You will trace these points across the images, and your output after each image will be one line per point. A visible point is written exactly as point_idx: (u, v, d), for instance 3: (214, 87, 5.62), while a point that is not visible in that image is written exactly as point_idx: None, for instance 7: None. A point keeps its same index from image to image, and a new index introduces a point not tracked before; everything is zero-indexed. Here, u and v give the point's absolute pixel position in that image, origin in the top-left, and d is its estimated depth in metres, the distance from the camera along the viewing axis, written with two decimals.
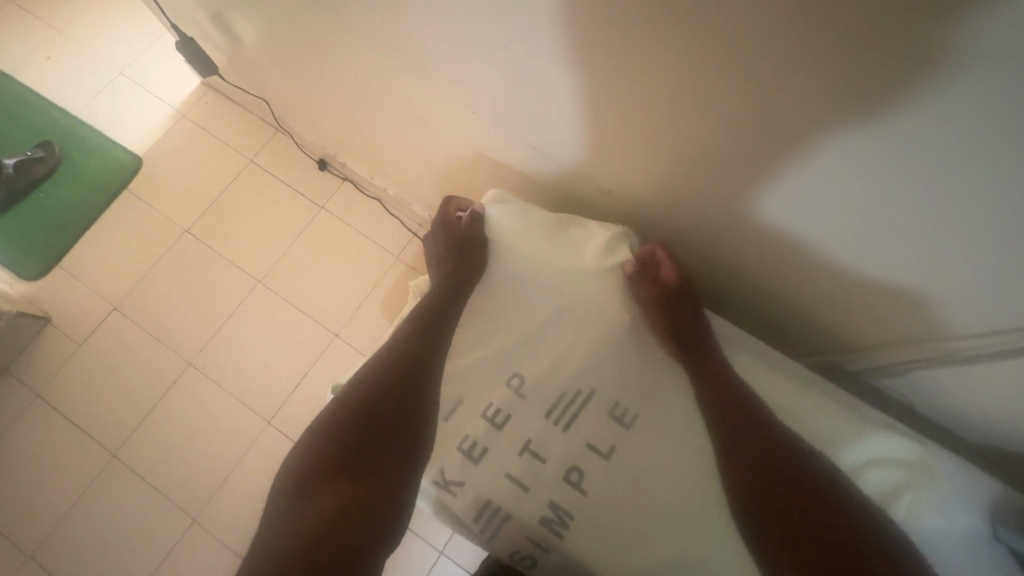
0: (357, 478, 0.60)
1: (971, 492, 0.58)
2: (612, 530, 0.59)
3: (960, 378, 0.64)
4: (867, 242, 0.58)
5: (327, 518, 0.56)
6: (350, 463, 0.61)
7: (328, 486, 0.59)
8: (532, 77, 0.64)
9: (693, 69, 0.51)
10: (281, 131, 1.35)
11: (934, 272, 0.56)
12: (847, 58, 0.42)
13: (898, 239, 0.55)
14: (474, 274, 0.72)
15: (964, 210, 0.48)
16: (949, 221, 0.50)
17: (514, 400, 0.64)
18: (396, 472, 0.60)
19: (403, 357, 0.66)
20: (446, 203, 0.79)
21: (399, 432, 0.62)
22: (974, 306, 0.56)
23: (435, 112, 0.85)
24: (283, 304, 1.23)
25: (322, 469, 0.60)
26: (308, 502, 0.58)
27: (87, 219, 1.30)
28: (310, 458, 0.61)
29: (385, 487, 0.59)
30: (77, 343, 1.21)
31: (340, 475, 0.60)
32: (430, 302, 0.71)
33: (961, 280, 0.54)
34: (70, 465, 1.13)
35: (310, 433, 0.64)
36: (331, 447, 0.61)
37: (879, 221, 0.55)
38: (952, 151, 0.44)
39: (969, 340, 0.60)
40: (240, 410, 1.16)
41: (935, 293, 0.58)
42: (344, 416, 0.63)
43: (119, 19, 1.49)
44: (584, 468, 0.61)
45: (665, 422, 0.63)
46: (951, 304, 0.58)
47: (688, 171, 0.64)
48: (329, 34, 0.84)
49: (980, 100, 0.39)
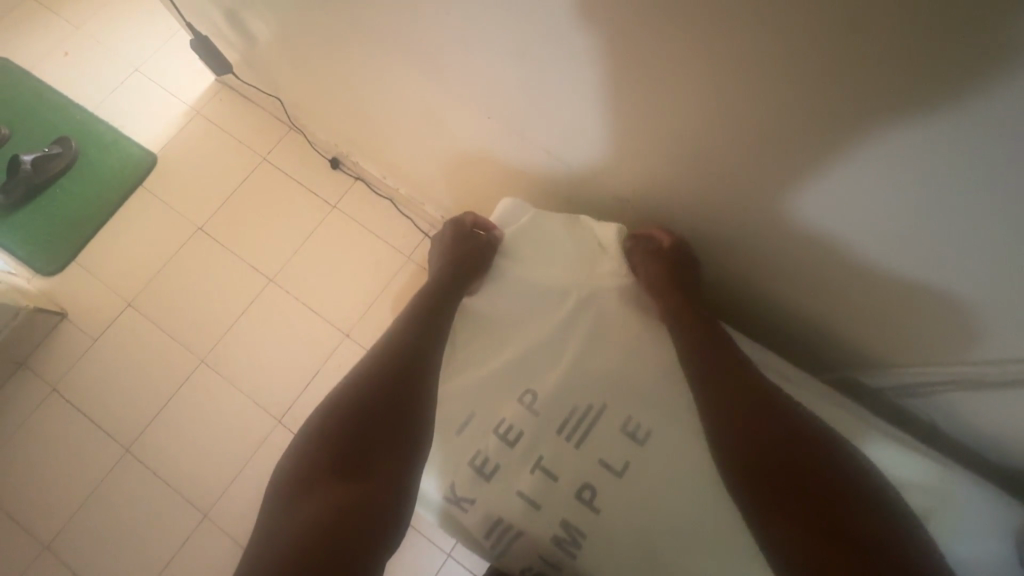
0: (352, 479, 0.57)
1: (993, 518, 0.57)
2: (625, 549, 0.57)
3: (985, 398, 0.63)
4: (894, 257, 0.56)
5: (322, 519, 0.54)
6: (346, 463, 0.58)
7: (323, 486, 0.56)
8: (547, 80, 0.63)
9: (717, 75, 0.49)
10: (295, 129, 1.35)
11: (963, 291, 0.55)
12: (879, 71, 0.41)
13: (928, 254, 0.53)
14: (476, 277, 0.74)
15: (998, 229, 0.46)
16: (982, 239, 0.48)
17: (527, 416, 0.63)
18: (394, 475, 0.58)
19: (400, 357, 0.65)
20: (465, 216, 0.79)
21: (396, 433, 0.60)
22: (1005, 325, 0.55)
23: (449, 113, 0.84)
24: (294, 302, 1.23)
25: (317, 469, 0.58)
26: (302, 504, 0.56)
27: (102, 215, 1.31)
28: (304, 460, 0.59)
29: (384, 490, 0.57)
30: (92, 339, 1.23)
31: (336, 476, 0.57)
32: (428, 307, 0.71)
33: (991, 297, 0.53)
34: (85, 460, 1.15)
35: (304, 435, 0.62)
36: (326, 448, 0.59)
37: (907, 235, 0.53)
38: (990, 171, 0.42)
39: (997, 358, 0.59)
40: (251, 407, 1.17)
41: (962, 312, 0.57)
42: (339, 416, 0.61)
43: (135, 16, 1.50)
44: (597, 486, 0.60)
45: (681, 439, 0.61)
46: (978, 322, 0.57)
47: (709, 179, 0.63)
48: (342, 33, 0.83)
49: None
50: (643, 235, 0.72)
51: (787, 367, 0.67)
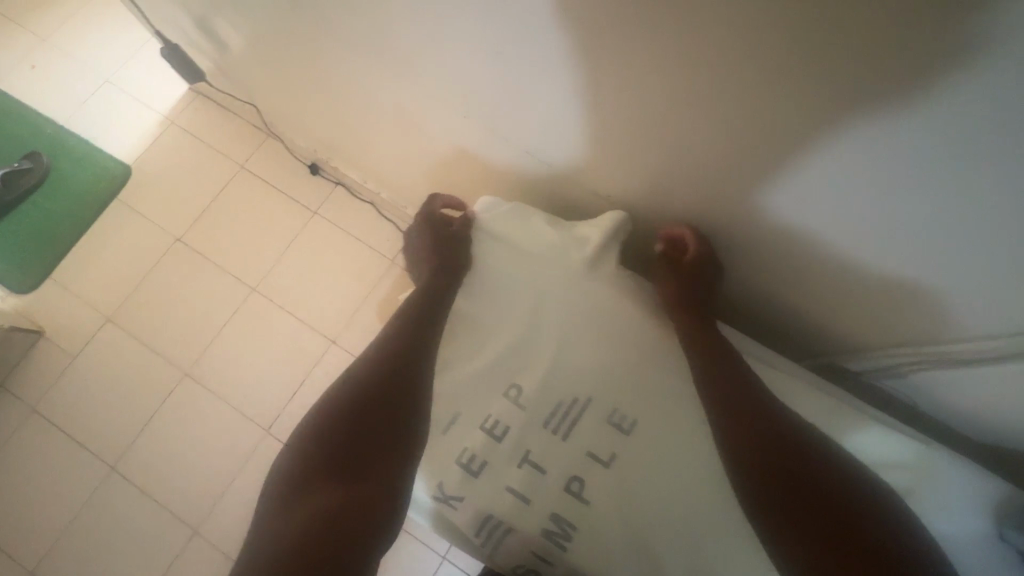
0: (347, 481, 0.57)
1: (972, 494, 0.58)
2: (615, 541, 0.58)
3: (965, 381, 0.64)
4: (871, 241, 0.57)
5: (315, 523, 0.53)
6: (341, 465, 0.58)
7: (318, 490, 0.56)
8: (521, 78, 0.63)
9: (684, 69, 0.50)
10: (272, 136, 1.33)
11: (939, 271, 0.55)
12: (837, 61, 0.42)
13: (907, 237, 0.53)
14: (461, 266, 0.74)
15: (967, 215, 0.47)
16: (962, 224, 0.48)
17: (514, 411, 0.63)
18: (388, 481, 0.58)
19: (394, 357, 0.66)
20: (433, 198, 0.81)
21: (392, 440, 0.61)
22: (986, 311, 0.55)
23: (425, 114, 0.84)
24: (278, 311, 1.22)
25: (312, 473, 0.58)
26: (296, 507, 0.55)
27: (77, 229, 1.29)
28: (299, 464, 0.59)
29: (377, 496, 0.57)
30: (71, 356, 1.20)
31: (331, 478, 0.57)
32: (421, 312, 0.70)
33: (965, 276, 0.53)
34: (69, 480, 1.13)
35: (298, 440, 0.62)
36: (319, 453, 0.59)
37: (885, 224, 0.53)
38: (955, 156, 0.43)
39: (977, 339, 0.59)
40: (238, 418, 1.15)
41: (939, 292, 0.57)
42: (334, 419, 0.61)
43: (104, 26, 1.47)
44: (585, 477, 0.60)
45: (664, 429, 0.62)
46: (960, 307, 0.57)
47: (684, 172, 0.64)
48: (315, 38, 0.83)
49: (992, 102, 0.38)
50: (667, 234, 0.72)
51: (767, 355, 0.68)
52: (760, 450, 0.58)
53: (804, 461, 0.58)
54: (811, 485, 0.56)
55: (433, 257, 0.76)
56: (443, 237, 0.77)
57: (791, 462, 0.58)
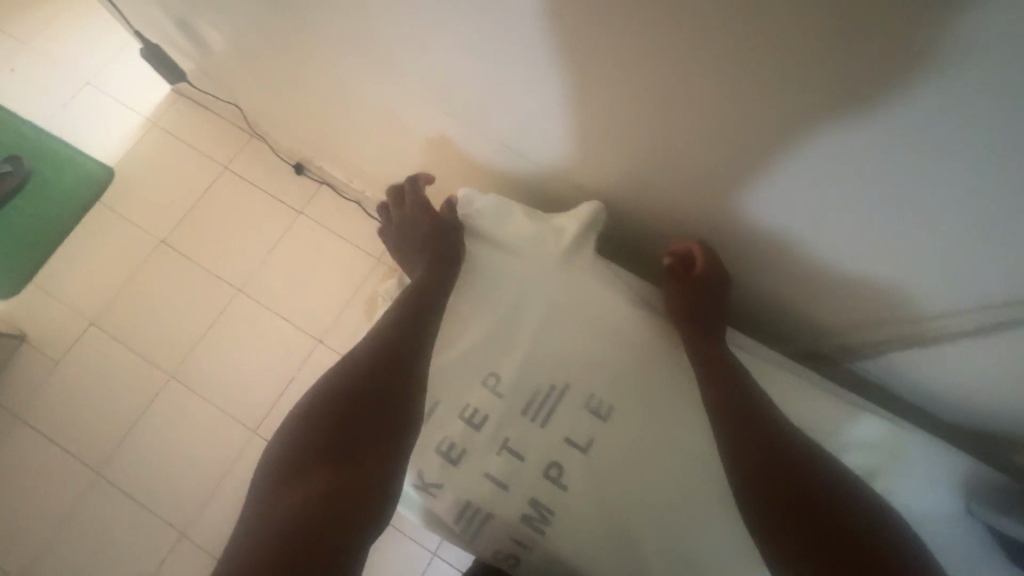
0: (336, 470, 0.54)
1: (942, 474, 0.60)
2: (593, 525, 0.58)
3: (948, 357, 0.64)
4: (853, 225, 0.56)
5: (312, 507, 0.50)
6: (330, 454, 0.55)
7: (307, 479, 0.53)
8: (495, 72, 0.64)
9: (651, 60, 0.51)
10: (255, 137, 1.33)
11: (920, 253, 0.54)
12: (794, 50, 0.43)
13: (887, 219, 0.53)
14: (455, 254, 0.72)
15: (937, 192, 0.47)
16: (942, 201, 0.47)
17: (492, 399, 0.63)
18: (380, 472, 0.55)
19: (388, 345, 0.63)
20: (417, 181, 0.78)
21: (388, 422, 0.58)
22: (967, 288, 0.55)
23: (406, 111, 0.84)
24: (264, 311, 1.22)
25: (305, 455, 0.55)
26: (289, 491, 0.52)
27: (59, 232, 1.28)
28: (290, 447, 0.56)
29: (374, 481, 0.54)
30: (54, 360, 1.19)
31: (320, 466, 0.54)
32: (411, 296, 0.68)
33: (947, 254, 0.52)
34: (53, 485, 1.11)
35: (285, 427, 0.58)
36: (307, 440, 0.56)
37: (864, 206, 0.53)
38: (917, 135, 0.44)
39: (959, 317, 0.58)
40: (224, 419, 1.15)
41: (922, 274, 0.56)
42: (326, 406, 0.58)
43: (85, 29, 1.46)
44: (563, 463, 0.60)
45: (641, 416, 0.63)
46: (945, 285, 0.56)
47: (658, 163, 0.64)
48: (294, 36, 0.83)
49: (947, 79, 0.38)
50: (673, 251, 0.70)
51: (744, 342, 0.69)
52: (747, 431, 0.58)
53: (795, 448, 0.57)
54: (808, 473, 0.55)
55: (425, 237, 0.73)
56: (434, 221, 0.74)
57: (786, 450, 0.56)
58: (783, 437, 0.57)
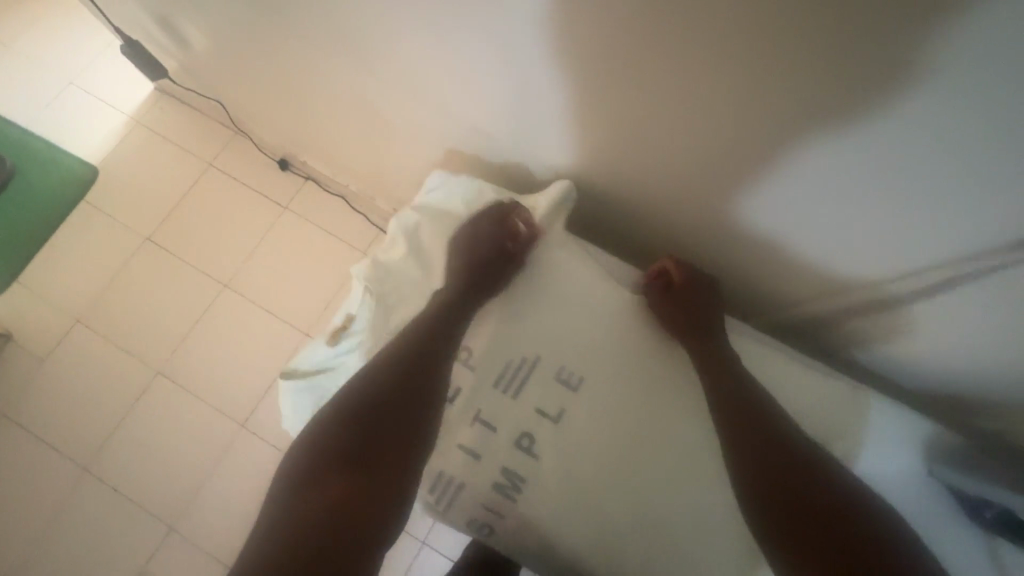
0: (354, 479, 0.57)
1: (908, 437, 0.62)
2: (562, 493, 0.60)
3: (940, 318, 0.62)
4: (839, 201, 0.56)
5: (330, 511, 0.55)
6: (350, 462, 0.58)
7: (327, 484, 0.56)
8: (466, 58, 0.65)
9: (611, 41, 0.52)
10: (239, 133, 1.33)
11: (911, 215, 0.53)
12: (743, 25, 0.44)
13: (869, 189, 0.53)
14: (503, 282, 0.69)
15: (911, 168, 0.48)
16: (913, 148, 0.47)
17: (464, 372, 0.64)
18: (394, 484, 0.58)
19: (416, 356, 0.63)
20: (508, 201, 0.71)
21: (406, 430, 0.60)
22: (955, 244, 0.53)
23: (384, 101, 0.85)
24: (250, 306, 1.22)
25: (328, 459, 0.57)
26: (310, 494, 0.55)
27: (43, 231, 1.28)
28: (315, 446, 0.58)
29: (387, 491, 0.58)
30: (39, 359, 1.19)
31: (339, 473, 0.57)
32: (445, 304, 0.67)
33: (937, 206, 0.51)
34: (40, 483, 1.11)
35: (313, 424, 0.60)
36: (331, 446, 0.58)
37: (848, 194, 0.54)
38: (888, 116, 0.45)
39: (961, 263, 0.54)
40: (212, 414, 1.15)
41: (917, 235, 0.55)
42: (352, 412, 0.60)
43: (66, 29, 1.46)
44: (535, 433, 0.62)
45: (614, 390, 0.64)
46: (939, 251, 0.55)
47: (628, 145, 0.66)
48: (270, 28, 0.83)
49: (886, 46, 0.40)
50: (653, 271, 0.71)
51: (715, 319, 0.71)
52: (731, 412, 0.60)
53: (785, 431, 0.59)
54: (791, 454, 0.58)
55: (459, 241, 0.71)
56: (501, 245, 0.70)
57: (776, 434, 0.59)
58: (771, 417, 0.60)
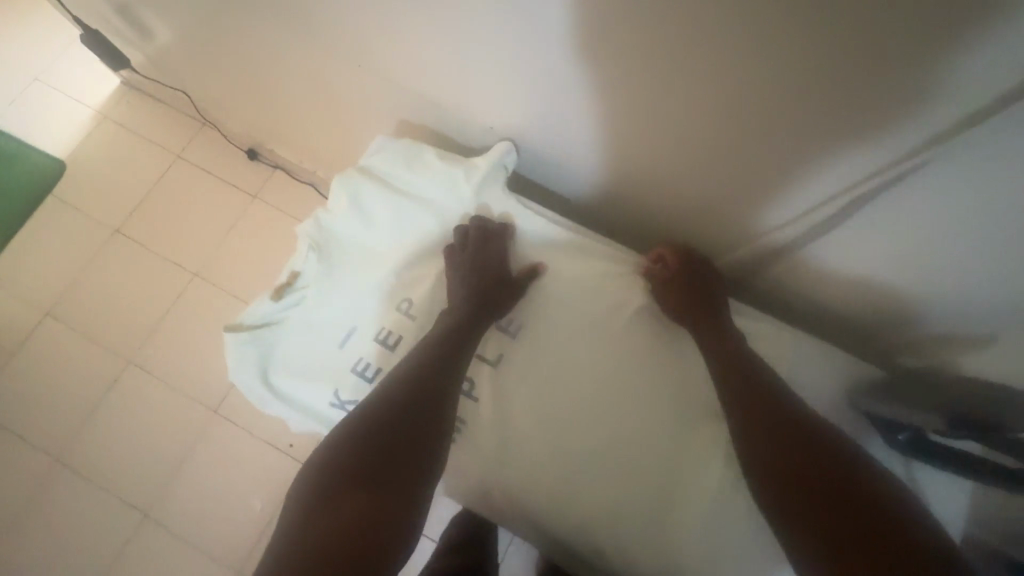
0: (371, 496, 0.54)
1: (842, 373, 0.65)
2: (502, 436, 0.64)
3: (896, 236, 0.56)
4: (773, 124, 0.52)
5: (345, 531, 0.51)
6: (364, 478, 0.55)
7: (342, 502, 0.53)
8: (405, 30, 0.66)
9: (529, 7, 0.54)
10: (207, 124, 1.34)
11: (847, 128, 0.48)
12: None
13: (799, 104, 0.49)
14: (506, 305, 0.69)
15: (853, 90, 0.45)
16: (814, 52, 0.44)
17: (405, 322, 0.70)
18: (411, 501, 0.55)
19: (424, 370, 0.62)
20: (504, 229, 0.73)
21: (418, 442, 0.58)
22: (916, 144, 0.47)
23: (339, 81, 0.86)
24: (221, 295, 1.23)
25: (342, 476, 0.55)
26: (325, 515, 0.52)
27: (9, 227, 1.27)
28: (328, 465, 0.56)
29: (404, 509, 0.54)
30: (7, 353, 1.19)
31: (354, 490, 0.54)
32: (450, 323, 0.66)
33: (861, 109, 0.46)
34: (11, 475, 1.11)
35: (325, 443, 0.58)
36: (345, 463, 0.55)
37: (834, 146, 0.51)
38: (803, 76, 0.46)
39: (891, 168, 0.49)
40: (184, 401, 1.16)
41: (862, 153, 0.50)
42: (365, 424, 0.57)
43: (31, 25, 1.46)
44: (475, 378, 0.67)
45: (549, 340, 0.68)
46: (875, 158, 0.50)
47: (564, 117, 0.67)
48: (223, 11, 0.84)
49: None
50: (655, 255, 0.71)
51: None
52: (725, 368, 0.61)
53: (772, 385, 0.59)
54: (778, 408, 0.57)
55: (461, 263, 0.70)
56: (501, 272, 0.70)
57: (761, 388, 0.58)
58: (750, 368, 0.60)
